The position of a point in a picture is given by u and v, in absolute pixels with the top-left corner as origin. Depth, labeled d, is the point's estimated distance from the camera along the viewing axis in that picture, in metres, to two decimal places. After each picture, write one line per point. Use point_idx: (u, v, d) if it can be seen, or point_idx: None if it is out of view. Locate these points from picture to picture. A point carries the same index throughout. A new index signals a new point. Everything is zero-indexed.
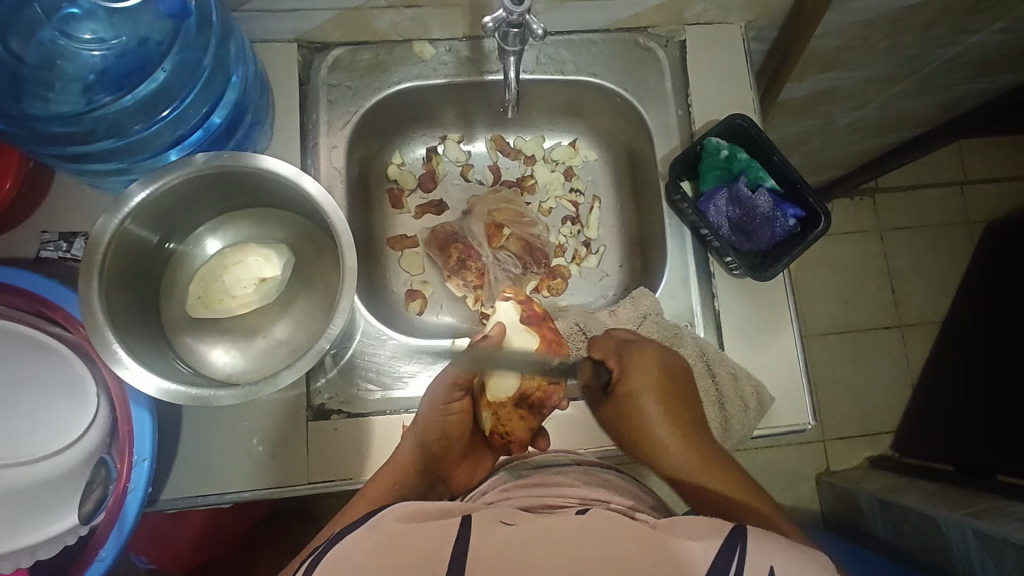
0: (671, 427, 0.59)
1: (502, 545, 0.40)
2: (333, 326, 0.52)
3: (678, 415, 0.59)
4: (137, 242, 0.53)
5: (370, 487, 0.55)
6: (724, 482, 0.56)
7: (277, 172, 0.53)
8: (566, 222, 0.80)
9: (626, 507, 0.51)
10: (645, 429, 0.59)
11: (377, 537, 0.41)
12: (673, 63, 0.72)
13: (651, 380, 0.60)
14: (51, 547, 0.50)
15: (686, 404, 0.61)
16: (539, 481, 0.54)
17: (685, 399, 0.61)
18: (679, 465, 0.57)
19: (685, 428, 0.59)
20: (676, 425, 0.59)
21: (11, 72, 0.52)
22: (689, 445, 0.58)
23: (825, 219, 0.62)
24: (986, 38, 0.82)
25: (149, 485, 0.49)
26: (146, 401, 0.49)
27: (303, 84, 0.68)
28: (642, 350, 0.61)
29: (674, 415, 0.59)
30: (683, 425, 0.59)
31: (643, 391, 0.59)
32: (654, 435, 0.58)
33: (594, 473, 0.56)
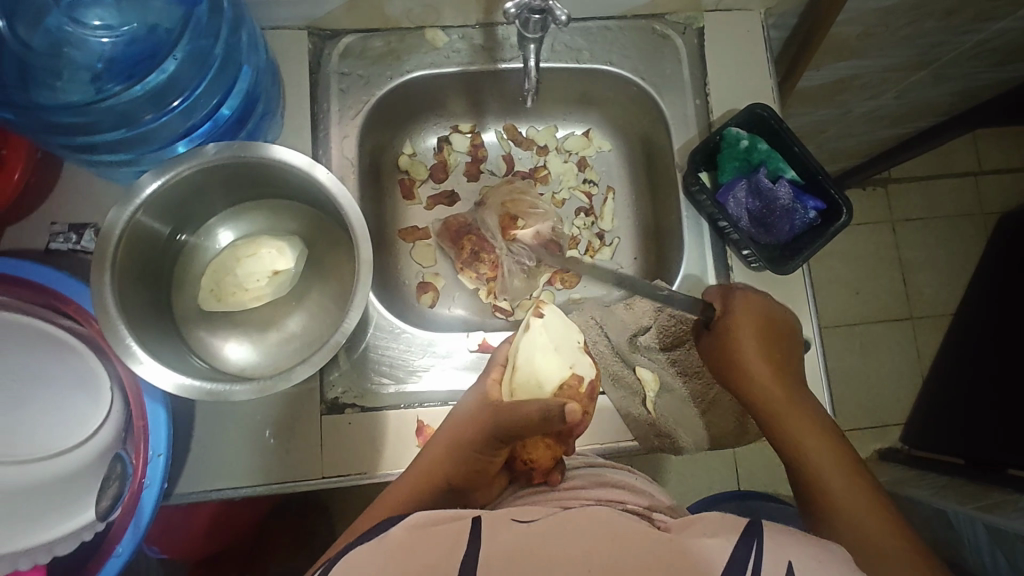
0: (773, 370, 0.59)
1: (516, 547, 0.39)
2: (347, 320, 0.51)
3: (777, 354, 0.60)
4: (148, 234, 0.52)
5: (392, 491, 0.54)
6: (819, 443, 0.54)
7: (290, 163, 0.52)
8: (580, 213, 0.79)
9: (642, 507, 0.50)
10: (744, 365, 0.59)
11: (390, 546, 0.40)
12: (691, 51, 0.70)
13: (752, 322, 0.60)
14: (68, 543, 0.49)
15: (788, 347, 0.61)
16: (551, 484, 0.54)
17: (785, 344, 0.61)
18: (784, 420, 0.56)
19: (782, 375, 0.59)
20: (772, 368, 0.59)
21: (20, 59, 0.51)
22: (787, 391, 0.58)
23: (847, 211, 0.61)
24: (1010, 25, 0.80)
25: (165, 480, 0.48)
26: (160, 396, 0.49)
27: (313, 73, 0.66)
28: (737, 316, 0.60)
29: (772, 357, 0.59)
30: (781, 370, 0.59)
31: (745, 329, 0.59)
32: (749, 372, 0.59)
33: (609, 473, 0.56)
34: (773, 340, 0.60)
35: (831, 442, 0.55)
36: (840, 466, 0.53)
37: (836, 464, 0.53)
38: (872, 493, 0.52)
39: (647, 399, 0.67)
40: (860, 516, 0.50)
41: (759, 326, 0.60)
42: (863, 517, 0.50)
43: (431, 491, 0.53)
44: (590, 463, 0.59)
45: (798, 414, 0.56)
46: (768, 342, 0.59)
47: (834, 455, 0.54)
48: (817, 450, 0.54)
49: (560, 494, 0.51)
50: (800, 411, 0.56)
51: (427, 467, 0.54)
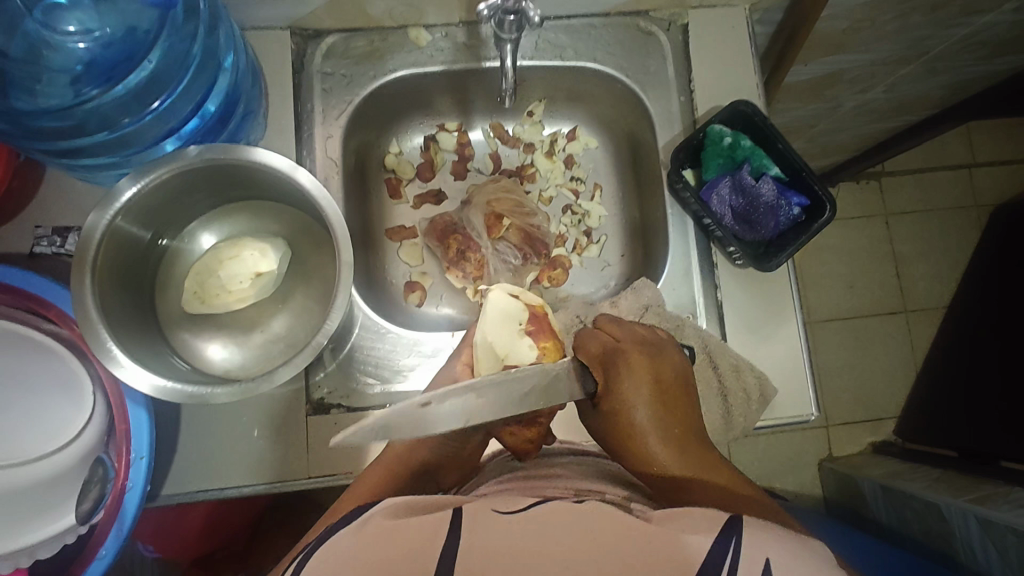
0: (664, 438, 0.55)
1: (497, 542, 0.40)
2: (329, 321, 0.51)
3: (670, 418, 0.56)
4: (128, 239, 0.52)
5: (365, 476, 0.55)
6: (710, 475, 0.53)
7: (271, 165, 0.52)
8: (567, 211, 0.79)
9: (622, 497, 0.51)
10: (635, 435, 0.55)
11: (369, 532, 0.41)
12: (675, 48, 0.70)
13: (644, 386, 0.57)
14: (50, 547, 0.49)
15: (684, 405, 0.58)
16: (532, 473, 0.55)
17: (678, 405, 0.58)
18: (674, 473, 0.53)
19: (681, 444, 0.55)
20: (663, 426, 0.56)
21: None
22: (687, 459, 0.54)
23: (831, 208, 0.61)
24: (997, 18, 0.80)
25: (148, 483, 0.48)
26: (142, 399, 0.49)
27: (296, 73, 0.66)
28: (629, 355, 0.58)
29: (666, 423, 0.56)
30: (674, 435, 0.55)
31: (631, 398, 0.56)
32: (648, 448, 0.55)
33: (590, 467, 0.58)
34: (665, 395, 0.57)
35: (716, 467, 0.54)
36: (721, 476, 0.53)
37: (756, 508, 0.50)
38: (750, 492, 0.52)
39: None
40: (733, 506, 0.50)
41: (648, 375, 0.57)
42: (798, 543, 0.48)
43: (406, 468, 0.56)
44: (575, 453, 0.60)
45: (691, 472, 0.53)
46: (658, 395, 0.57)
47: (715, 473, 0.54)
48: (699, 472, 0.53)
49: (541, 482, 0.51)
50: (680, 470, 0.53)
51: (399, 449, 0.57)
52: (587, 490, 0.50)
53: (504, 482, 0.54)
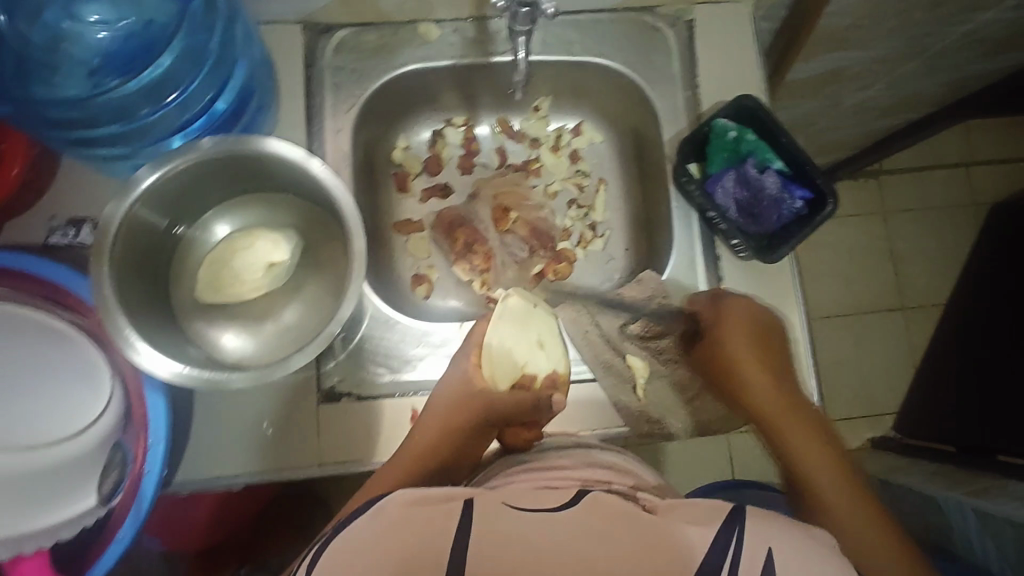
0: (765, 381, 0.64)
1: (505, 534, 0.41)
2: (343, 309, 0.52)
3: (766, 365, 0.64)
4: (145, 225, 0.52)
5: (381, 475, 0.56)
6: (798, 425, 0.62)
7: (286, 156, 0.53)
8: (572, 205, 0.80)
9: (628, 488, 0.51)
10: (737, 372, 0.65)
11: (383, 524, 0.42)
12: (681, 43, 0.71)
13: (741, 333, 0.63)
14: (72, 528, 0.50)
15: (776, 356, 0.64)
16: (537, 465, 0.54)
17: (774, 352, 0.64)
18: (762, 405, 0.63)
19: (775, 377, 0.64)
20: (764, 373, 0.64)
21: (17, 47, 0.52)
22: (782, 402, 0.63)
23: (834, 200, 0.62)
24: (997, 16, 0.81)
25: (165, 467, 0.49)
26: (158, 384, 0.49)
27: (307, 67, 0.67)
28: (723, 313, 0.64)
29: (764, 367, 0.64)
30: (774, 374, 0.64)
31: (732, 345, 0.64)
32: (741, 380, 0.64)
33: (595, 452, 0.57)
34: (758, 341, 0.64)
35: (805, 418, 0.62)
36: (813, 438, 0.61)
37: (829, 467, 0.60)
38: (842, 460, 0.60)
39: (637, 385, 0.68)
40: (830, 487, 0.58)
41: (747, 327, 0.63)
42: (843, 506, 0.57)
43: (424, 465, 0.56)
44: (579, 444, 0.59)
45: (777, 405, 0.63)
46: (756, 341, 0.63)
47: (810, 436, 0.61)
48: (795, 430, 0.62)
49: (547, 474, 0.51)
50: (769, 400, 0.63)
51: (421, 441, 0.58)
52: (596, 481, 0.50)
53: (510, 476, 0.53)
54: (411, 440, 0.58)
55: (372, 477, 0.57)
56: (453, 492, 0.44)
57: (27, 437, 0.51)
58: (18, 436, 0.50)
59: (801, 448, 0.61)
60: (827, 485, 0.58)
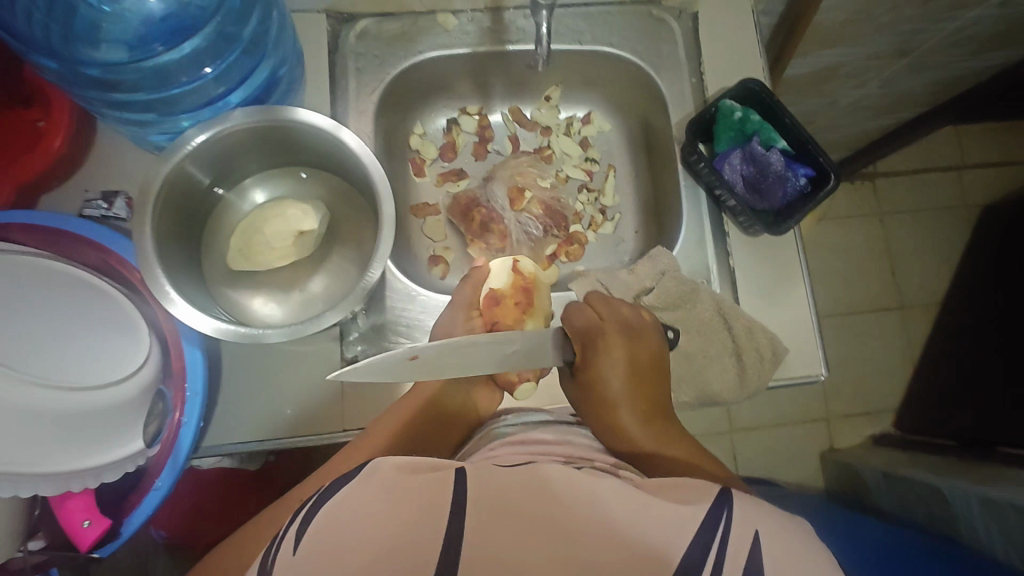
0: (637, 408, 0.57)
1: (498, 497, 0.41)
2: (371, 272, 0.54)
3: (645, 401, 0.57)
4: (190, 182, 0.55)
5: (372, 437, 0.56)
6: (675, 453, 0.54)
7: (315, 125, 0.55)
8: (583, 190, 0.83)
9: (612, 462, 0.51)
10: (610, 409, 0.56)
11: (374, 488, 0.41)
12: (686, 34, 0.75)
13: (620, 361, 0.58)
14: (115, 471, 0.53)
15: (657, 390, 0.59)
16: (517, 436, 0.54)
17: (648, 382, 0.59)
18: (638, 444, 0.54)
19: (648, 404, 0.57)
20: (642, 410, 0.57)
21: (66, 10, 0.55)
22: (653, 431, 0.55)
23: (836, 176, 0.66)
24: (984, 13, 0.85)
25: (201, 419, 0.51)
26: (196, 339, 0.52)
27: (331, 53, 0.70)
28: (609, 339, 0.59)
29: (641, 402, 0.57)
30: (651, 413, 0.57)
31: (606, 374, 0.58)
32: (618, 417, 0.56)
33: (580, 433, 0.56)
34: (641, 371, 0.59)
35: (681, 444, 0.55)
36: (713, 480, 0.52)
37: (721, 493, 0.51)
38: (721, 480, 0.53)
39: None
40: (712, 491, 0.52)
41: (629, 356, 0.59)
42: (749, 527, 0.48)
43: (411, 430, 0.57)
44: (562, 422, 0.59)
45: (652, 440, 0.54)
46: (635, 373, 0.58)
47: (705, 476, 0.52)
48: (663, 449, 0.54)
49: (530, 446, 0.52)
50: (642, 437, 0.55)
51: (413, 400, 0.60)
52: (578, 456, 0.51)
53: (493, 447, 0.53)
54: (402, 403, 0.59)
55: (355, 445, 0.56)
56: (438, 462, 0.44)
57: (62, 379, 0.49)
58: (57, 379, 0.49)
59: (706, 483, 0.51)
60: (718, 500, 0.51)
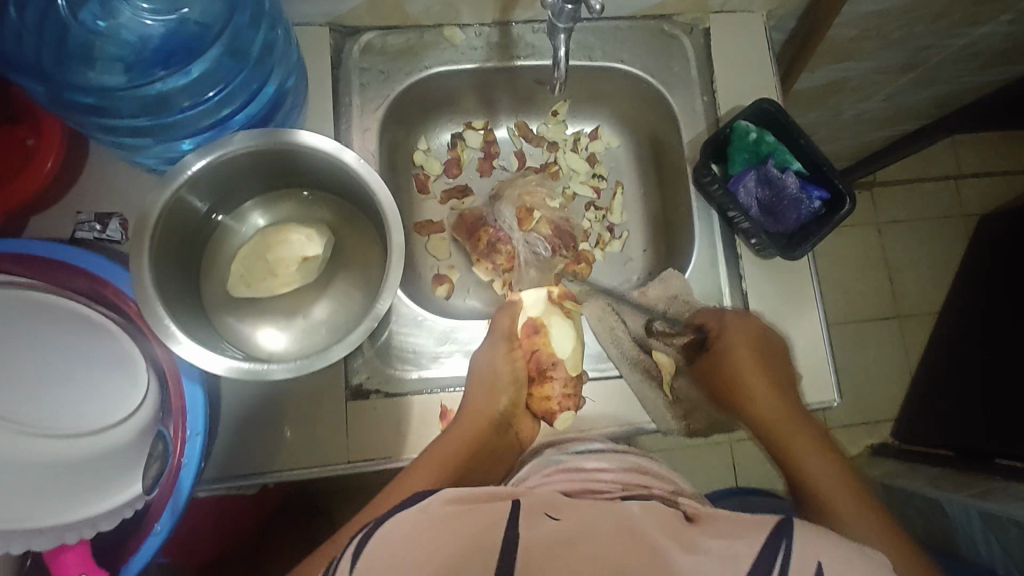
0: (772, 387, 0.64)
1: (558, 533, 0.42)
2: (380, 303, 0.52)
3: (774, 381, 0.64)
4: (186, 212, 0.53)
5: (424, 459, 0.56)
6: (800, 434, 0.61)
7: (320, 148, 0.52)
8: (590, 208, 0.81)
9: (666, 492, 0.53)
10: (742, 388, 0.64)
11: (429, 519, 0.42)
12: (698, 50, 0.73)
13: (746, 351, 0.64)
14: (111, 519, 0.50)
15: (782, 372, 0.65)
16: (573, 464, 0.55)
17: (777, 364, 0.64)
18: (766, 413, 0.63)
19: (777, 386, 0.64)
20: (774, 390, 0.63)
21: (58, 31, 0.52)
22: (786, 410, 0.62)
23: (851, 200, 0.64)
24: (992, 30, 0.85)
25: (202, 460, 0.49)
26: (197, 375, 0.49)
27: (334, 67, 0.68)
28: (731, 331, 0.65)
29: (773, 383, 0.64)
30: (785, 392, 0.63)
31: (737, 360, 0.64)
32: (749, 390, 0.64)
33: (630, 456, 0.58)
34: (767, 358, 0.64)
35: (807, 429, 0.61)
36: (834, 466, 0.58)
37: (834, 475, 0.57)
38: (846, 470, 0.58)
39: (664, 382, 0.68)
40: (825, 480, 0.57)
41: (751, 344, 0.64)
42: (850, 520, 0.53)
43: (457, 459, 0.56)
44: (618, 450, 0.59)
45: (780, 418, 0.62)
46: (762, 357, 0.64)
47: (825, 458, 0.59)
48: (794, 433, 0.61)
49: (586, 477, 0.53)
50: (771, 411, 0.63)
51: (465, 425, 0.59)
52: (633, 485, 0.52)
53: (548, 475, 0.54)
54: (455, 427, 0.59)
55: (409, 468, 0.56)
56: (498, 492, 0.45)
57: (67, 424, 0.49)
58: (63, 426, 0.49)
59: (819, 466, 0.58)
60: (826, 482, 0.57)
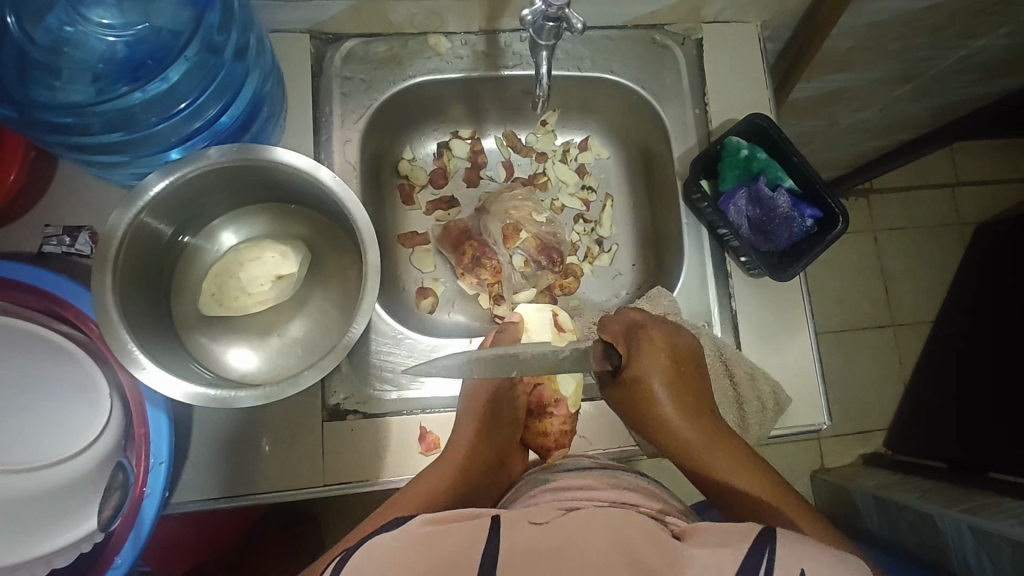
0: (682, 413, 0.56)
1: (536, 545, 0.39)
2: (355, 327, 0.50)
3: (682, 392, 0.57)
4: (151, 235, 0.51)
5: (410, 489, 0.53)
6: (726, 461, 0.53)
7: (296, 166, 0.51)
8: (579, 220, 0.80)
9: (654, 511, 0.48)
10: (653, 405, 0.56)
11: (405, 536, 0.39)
12: (690, 61, 0.72)
13: (662, 360, 0.57)
14: (67, 555, 0.50)
15: (693, 382, 0.58)
16: (559, 482, 0.53)
17: (691, 383, 0.58)
18: (681, 437, 0.55)
19: (694, 413, 0.56)
20: (686, 409, 0.56)
21: (16, 51, 0.50)
22: (700, 427, 0.55)
23: (844, 219, 0.62)
24: (992, 42, 0.83)
25: (166, 489, 0.48)
26: (161, 402, 0.48)
27: (315, 76, 0.66)
28: (649, 332, 0.58)
29: (683, 397, 0.56)
30: (690, 406, 0.56)
31: (654, 374, 0.56)
32: (655, 410, 0.55)
33: (621, 475, 0.55)
34: (689, 375, 0.58)
35: (734, 452, 0.54)
36: (749, 474, 0.52)
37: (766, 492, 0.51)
38: (765, 475, 0.53)
39: None
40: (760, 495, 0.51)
41: (671, 358, 0.57)
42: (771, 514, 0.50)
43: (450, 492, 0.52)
44: (602, 465, 0.57)
45: (702, 441, 0.55)
46: (685, 377, 0.57)
47: (745, 468, 0.53)
48: (710, 449, 0.54)
49: (571, 494, 0.49)
50: (690, 435, 0.55)
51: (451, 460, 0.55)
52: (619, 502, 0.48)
53: (532, 497, 0.51)
54: (435, 467, 0.55)
55: (392, 498, 0.53)
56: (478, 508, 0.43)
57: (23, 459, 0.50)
58: (15, 460, 0.50)
59: (738, 474, 0.52)
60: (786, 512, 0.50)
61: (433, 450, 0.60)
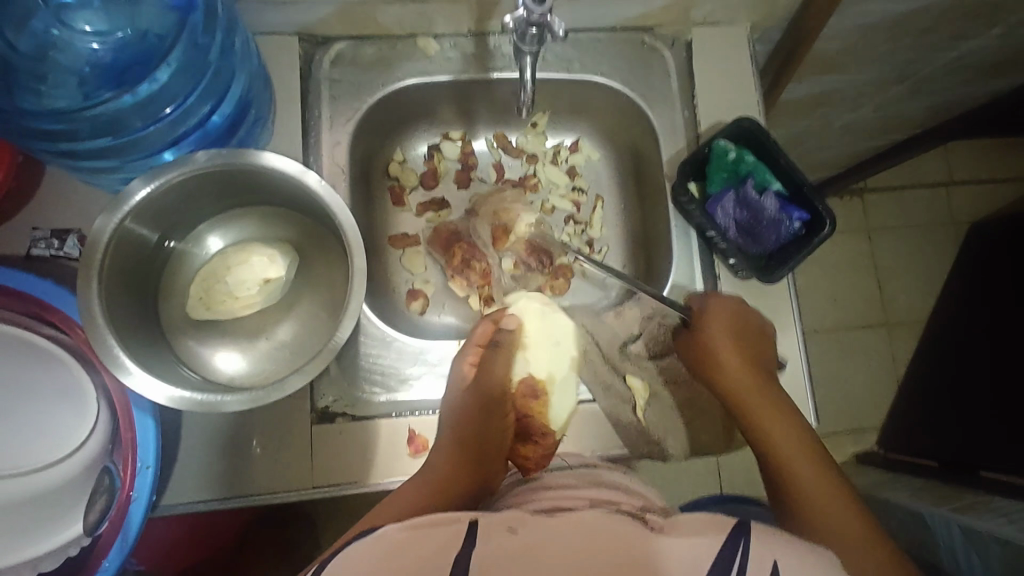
0: (744, 372, 0.61)
1: (511, 549, 0.40)
2: (340, 332, 0.50)
3: (747, 355, 0.61)
4: (136, 241, 0.51)
5: (400, 494, 0.53)
6: (786, 426, 0.58)
7: (283, 171, 0.51)
8: (569, 221, 0.80)
9: (636, 508, 0.49)
10: (718, 365, 0.62)
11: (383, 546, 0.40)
12: (679, 64, 0.72)
13: (725, 324, 0.62)
14: (55, 558, 0.50)
15: (761, 356, 0.62)
16: (542, 485, 0.53)
17: (761, 344, 0.62)
18: (763, 423, 0.58)
19: (753, 366, 0.61)
20: (747, 369, 0.61)
21: (2, 57, 0.50)
22: (762, 393, 0.60)
23: (831, 222, 0.63)
24: (982, 43, 0.83)
25: (152, 493, 0.48)
26: (148, 406, 0.49)
27: (304, 79, 0.66)
28: (707, 310, 0.63)
29: (745, 357, 0.61)
30: (757, 370, 0.61)
31: (716, 331, 0.62)
32: (721, 365, 0.62)
33: (605, 474, 0.55)
34: (744, 335, 0.62)
35: (792, 422, 0.58)
36: (810, 452, 0.56)
37: (814, 472, 0.55)
38: (823, 461, 0.56)
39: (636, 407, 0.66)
40: (809, 481, 0.55)
41: (730, 325, 0.62)
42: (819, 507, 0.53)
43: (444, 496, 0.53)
44: (587, 466, 0.57)
45: (757, 404, 0.59)
46: (739, 338, 0.61)
47: (800, 441, 0.57)
48: (776, 425, 0.58)
49: (555, 495, 0.50)
50: (759, 403, 0.59)
51: (442, 462, 0.56)
52: (601, 500, 0.49)
53: (518, 500, 0.51)
54: (429, 469, 0.55)
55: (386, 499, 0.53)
56: (456, 513, 0.43)
57: (9, 463, 0.51)
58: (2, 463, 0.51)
59: (806, 468, 0.55)
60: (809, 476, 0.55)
61: (421, 452, 0.60)
